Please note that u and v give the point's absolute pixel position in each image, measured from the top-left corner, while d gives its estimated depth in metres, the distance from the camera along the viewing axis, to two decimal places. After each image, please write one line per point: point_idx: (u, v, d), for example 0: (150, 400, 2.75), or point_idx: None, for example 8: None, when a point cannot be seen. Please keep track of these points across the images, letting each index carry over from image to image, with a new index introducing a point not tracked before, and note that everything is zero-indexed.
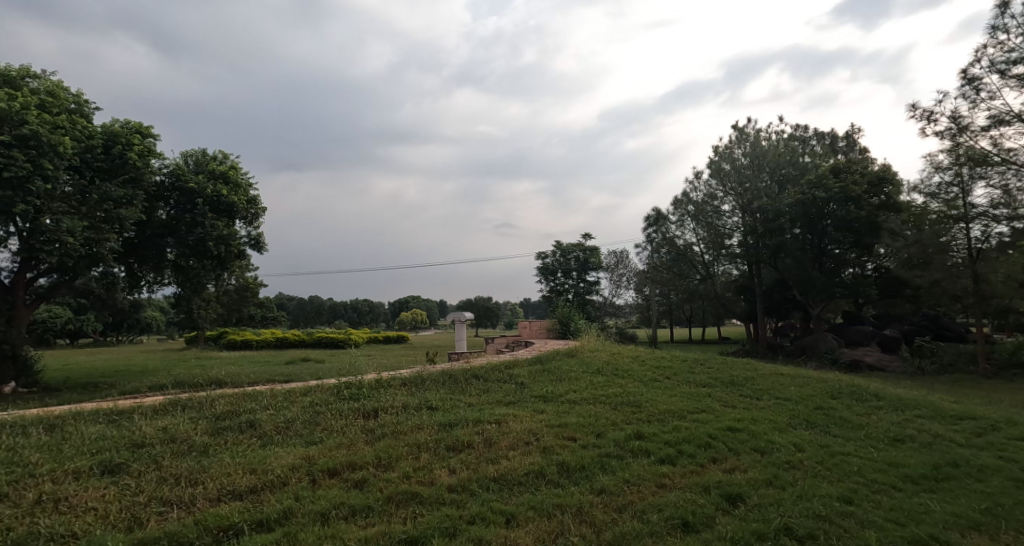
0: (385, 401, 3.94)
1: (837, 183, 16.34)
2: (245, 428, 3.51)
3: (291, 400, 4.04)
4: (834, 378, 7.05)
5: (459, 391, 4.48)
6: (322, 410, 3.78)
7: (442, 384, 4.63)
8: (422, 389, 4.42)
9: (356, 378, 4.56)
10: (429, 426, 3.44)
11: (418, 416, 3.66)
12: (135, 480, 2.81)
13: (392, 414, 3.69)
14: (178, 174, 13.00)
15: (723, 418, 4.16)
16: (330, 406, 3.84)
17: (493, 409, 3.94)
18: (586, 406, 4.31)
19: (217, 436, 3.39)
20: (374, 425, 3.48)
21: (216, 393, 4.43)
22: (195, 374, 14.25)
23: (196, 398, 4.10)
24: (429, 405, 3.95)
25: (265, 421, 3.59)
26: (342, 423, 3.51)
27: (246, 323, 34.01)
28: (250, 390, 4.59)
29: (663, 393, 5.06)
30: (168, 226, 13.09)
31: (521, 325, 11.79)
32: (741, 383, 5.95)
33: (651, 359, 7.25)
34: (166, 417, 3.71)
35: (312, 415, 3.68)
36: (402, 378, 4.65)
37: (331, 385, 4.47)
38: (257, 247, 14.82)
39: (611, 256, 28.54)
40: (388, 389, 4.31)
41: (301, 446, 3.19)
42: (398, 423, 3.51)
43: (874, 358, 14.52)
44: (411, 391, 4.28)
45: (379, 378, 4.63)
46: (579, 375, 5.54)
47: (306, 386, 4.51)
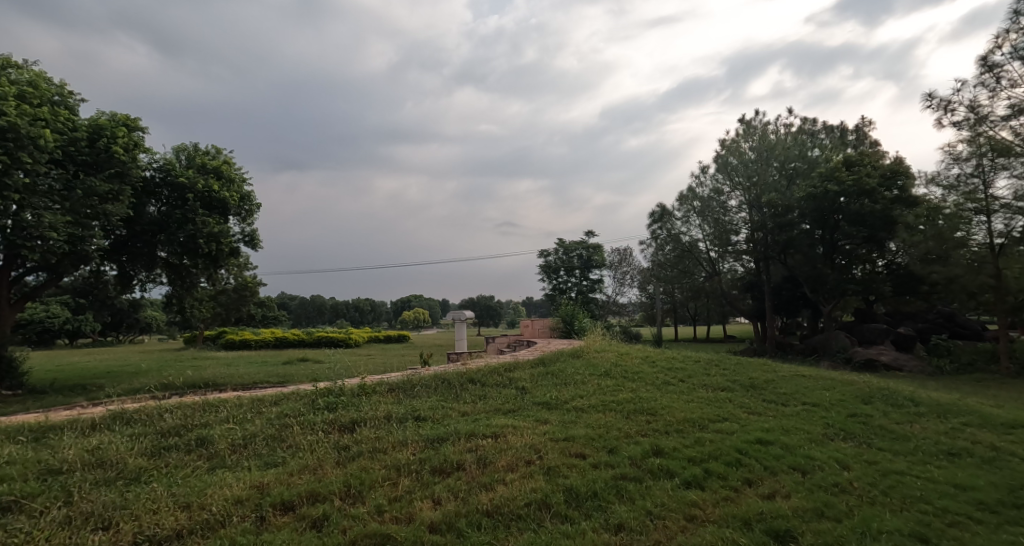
0: (363, 412, 3.47)
1: (850, 176, 15.80)
2: (193, 449, 3.06)
3: (255, 411, 3.59)
4: (858, 379, 6.57)
5: (452, 398, 4.01)
6: (289, 423, 3.32)
7: (433, 388, 4.17)
8: (410, 396, 3.95)
9: (337, 383, 4.10)
10: (412, 442, 2.98)
11: (402, 429, 3.20)
12: (31, 521, 2.35)
13: (370, 427, 3.22)
14: (168, 169, 12.56)
15: (751, 429, 3.68)
16: (299, 418, 3.39)
17: (489, 420, 3.47)
18: (595, 415, 3.84)
19: (156, 459, 2.94)
20: (346, 443, 3.02)
21: (175, 402, 3.98)
22: (189, 375, 13.85)
23: (145, 410, 3.64)
24: (417, 414, 3.49)
25: (219, 437, 3.14)
26: (309, 440, 3.06)
27: (246, 322, 33.68)
28: (215, 398, 4.14)
29: (680, 399, 4.57)
30: (158, 223, 12.62)
31: (524, 324, 11.32)
32: (763, 386, 5.47)
33: (661, 360, 6.77)
34: (104, 434, 3.26)
35: (275, 431, 3.23)
36: (388, 382, 4.18)
37: (306, 392, 4.00)
38: (252, 245, 14.40)
39: (614, 254, 28.01)
40: (369, 396, 3.85)
41: (254, 472, 2.74)
42: (376, 439, 3.05)
43: (890, 358, 14.06)
44: (396, 399, 3.82)
45: (362, 382, 4.17)
46: (586, 378, 5.07)
47: (278, 393, 4.06)
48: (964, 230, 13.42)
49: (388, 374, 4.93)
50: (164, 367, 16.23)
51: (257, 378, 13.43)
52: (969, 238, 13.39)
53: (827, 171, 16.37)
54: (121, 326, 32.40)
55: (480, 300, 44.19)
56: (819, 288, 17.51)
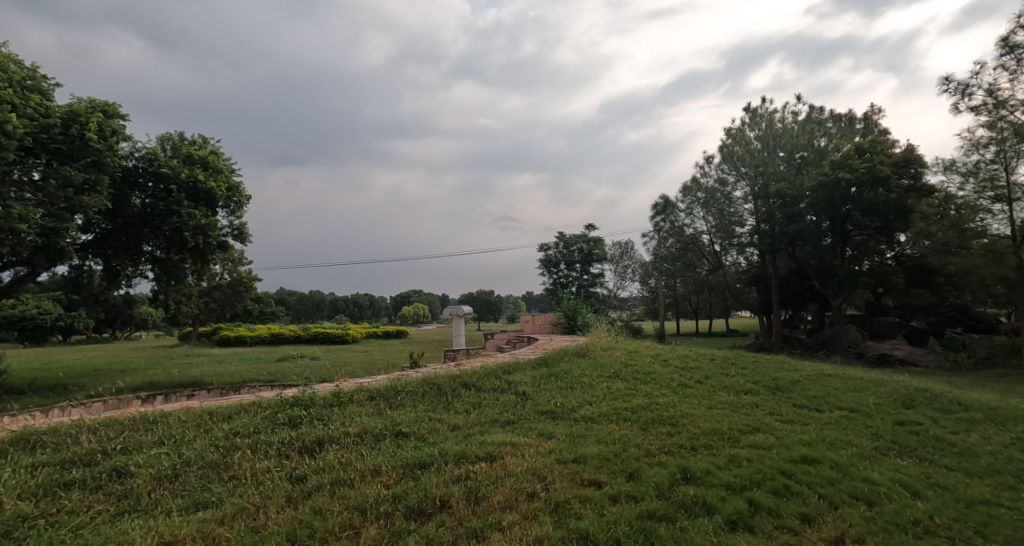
0: (331, 428, 2.96)
1: (863, 164, 15.21)
2: (107, 488, 2.56)
3: (201, 431, 3.08)
4: (890, 379, 6.03)
5: (441, 407, 3.47)
6: (233, 446, 2.83)
7: (419, 395, 3.63)
8: (393, 405, 3.42)
9: (307, 390, 3.57)
10: (386, 472, 2.47)
11: (377, 451, 2.69)
12: None
13: (337, 450, 2.71)
14: (151, 158, 11.96)
15: (791, 442, 3.16)
16: (250, 440, 2.88)
17: (484, 435, 2.94)
18: (608, 426, 3.33)
19: (50, 502, 2.48)
20: (306, 475, 2.52)
21: (115, 414, 3.50)
22: (176, 374, 13.32)
23: (67, 429, 3.11)
24: (397, 429, 2.98)
25: (140, 470, 2.68)
26: (255, 471, 2.58)
27: (242, 318, 33.11)
28: (164, 409, 3.64)
29: (701, 405, 4.05)
30: (142, 215, 11.93)
31: (524, 320, 10.77)
32: (789, 388, 4.94)
33: (675, 359, 6.24)
34: (6, 462, 2.79)
35: (219, 459, 2.73)
36: (366, 387, 3.63)
37: (268, 402, 3.47)
38: (241, 239, 13.84)
39: (615, 247, 27.42)
40: (342, 407, 3.31)
41: (170, 520, 2.29)
42: (343, 468, 2.55)
43: (905, 352, 13.61)
44: (375, 409, 3.29)
45: (337, 388, 3.64)
46: (595, 382, 4.54)
47: (236, 403, 3.55)
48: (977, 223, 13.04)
49: (370, 377, 4.41)
50: (153, 365, 15.71)
51: (247, 376, 12.94)
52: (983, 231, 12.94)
53: (839, 159, 15.81)
54: (115, 322, 31.87)
55: (480, 294, 43.70)
56: (829, 280, 16.98)
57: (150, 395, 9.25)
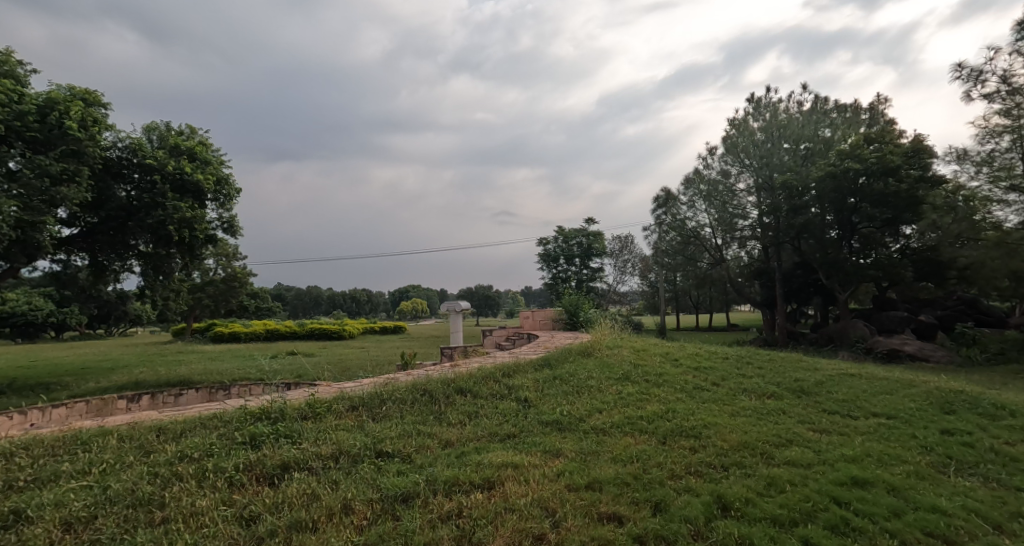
0: (299, 449, 2.56)
1: (873, 154, 14.77)
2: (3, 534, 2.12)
3: (143, 454, 2.66)
4: (917, 378, 5.65)
5: (431, 418, 3.06)
6: (174, 477, 2.41)
7: (407, 404, 3.21)
8: (377, 417, 3.01)
9: (276, 400, 3.15)
10: (358, 510, 2.08)
11: (351, 481, 2.29)
12: None
13: (300, 480, 2.31)
14: (135, 149, 11.38)
15: (833, 457, 2.76)
16: (198, 466, 2.47)
17: (480, 454, 2.55)
18: (623, 439, 2.92)
19: None
20: (260, 514, 2.12)
21: (50, 433, 3.06)
22: (166, 372, 12.92)
23: None
24: (377, 449, 2.58)
25: (55, 507, 2.24)
26: (198, 508, 2.17)
27: (238, 314, 32.62)
28: (111, 424, 3.20)
29: (723, 414, 3.65)
30: (127, 208, 11.35)
31: (523, 316, 10.32)
32: (814, 390, 4.54)
33: (686, 358, 5.84)
34: None
35: (157, 490, 2.33)
36: (345, 394, 3.22)
37: (229, 414, 3.05)
38: (231, 232, 13.38)
39: (615, 241, 26.96)
40: (313, 420, 2.91)
41: None
42: (307, 505, 2.15)
43: (915, 348, 13.31)
44: (352, 423, 2.88)
45: (312, 396, 3.22)
46: (604, 386, 4.13)
47: (192, 417, 3.11)
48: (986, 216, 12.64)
49: (355, 382, 4.00)
50: (144, 362, 15.28)
51: (240, 374, 12.57)
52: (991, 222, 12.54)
53: (847, 149, 15.35)
54: (109, 319, 31.37)
55: (478, 289, 43.31)
56: (836, 274, 16.61)
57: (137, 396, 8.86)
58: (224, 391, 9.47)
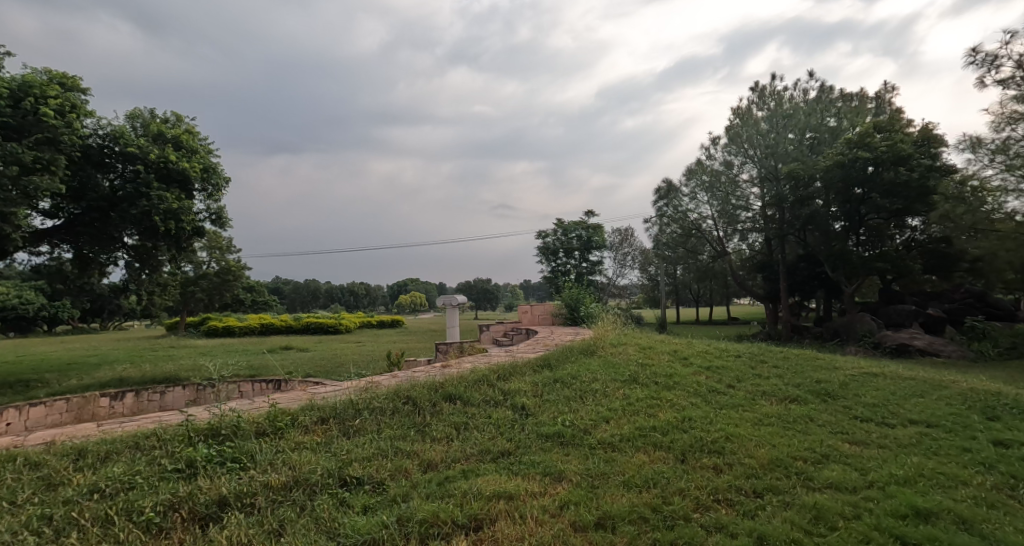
0: (244, 481, 2.17)
1: (883, 142, 14.31)
2: None
3: (48, 487, 2.26)
4: (944, 377, 5.26)
5: (412, 432, 2.65)
6: (81, 520, 2.01)
7: (384, 414, 2.81)
8: (348, 433, 2.61)
9: (229, 413, 2.74)
10: None
11: (304, 527, 1.91)
12: None
13: (240, 524, 1.92)
14: (116, 136, 10.78)
15: (881, 480, 2.36)
16: (115, 504, 2.08)
17: (464, 482, 2.16)
18: (635, 455, 2.53)
19: None
20: None
21: None
22: (154, 367, 12.49)
23: None
24: (341, 478, 2.20)
25: None
26: None
27: (234, 308, 32.13)
28: (35, 445, 2.78)
29: (745, 422, 3.24)
30: (110, 198, 10.81)
31: (521, 311, 9.90)
32: (840, 392, 4.15)
33: (696, 356, 5.44)
34: None
35: (58, 536, 1.94)
36: (311, 404, 2.83)
37: (171, 432, 2.64)
38: (219, 223, 12.91)
39: (615, 234, 26.19)
40: (269, 439, 2.52)
41: None
42: None
43: (925, 342, 12.97)
44: (315, 441, 2.49)
45: (273, 408, 2.81)
46: (610, 391, 3.73)
47: (127, 435, 2.69)
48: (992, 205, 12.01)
49: (332, 387, 3.60)
50: (133, 357, 14.88)
51: (231, 370, 12.20)
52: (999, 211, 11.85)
53: (857, 137, 14.86)
54: (102, 313, 30.87)
55: (477, 283, 42.97)
56: (842, 267, 16.23)
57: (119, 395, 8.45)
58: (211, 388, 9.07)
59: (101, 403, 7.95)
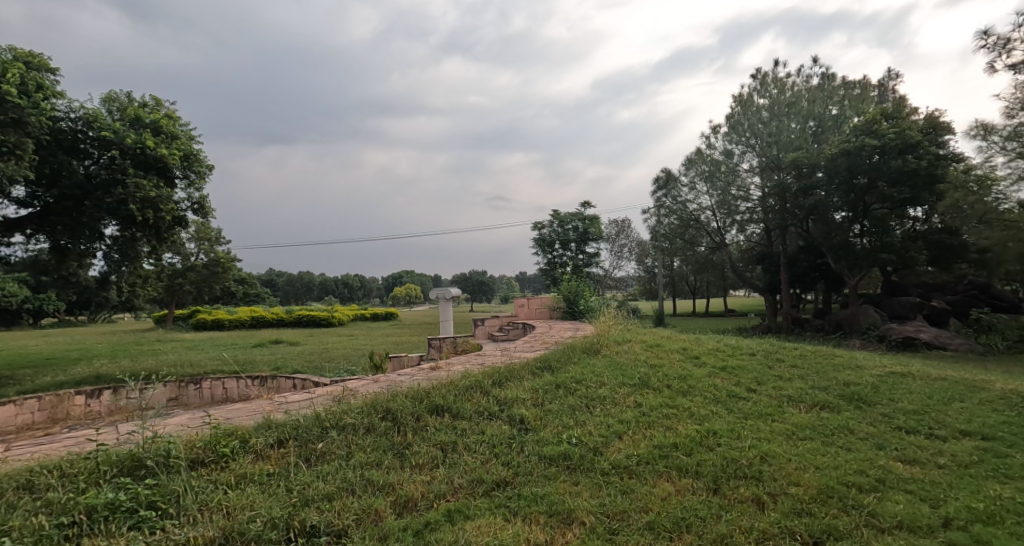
0: (167, 536, 1.80)
1: (891, 129, 13.84)
2: None
3: None
4: (973, 377, 4.91)
5: (386, 457, 2.26)
6: None
7: (352, 433, 2.39)
8: (309, 463, 2.22)
9: (161, 438, 2.31)
10: None
11: None
12: None
13: None
14: (90, 119, 10.14)
15: (958, 515, 1.98)
16: None
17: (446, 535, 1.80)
18: (657, 483, 2.14)
19: None
20: None
21: None
22: (135, 362, 12.00)
23: None
24: (288, 530, 1.84)
25: None
26: None
27: (224, 300, 31.52)
28: None
29: (777, 436, 2.82)
30: (84, 185, 10.22)
31: (517, 304, 9.46)
32: (874, 396, 3.74)
33: (708, 355, 5.03)
34: None
35: None
36: (267, 423, 2.43)
37: (85, 460, 2.22)
38: (202, 213, 12.36)
39: (612, 225, 25.70)
40: (206, 473, 2.13)
41: None
42: None
43: (931, 335, 12.66)
44: (263, 473, 2.11)
45: (217, 428, 2.40)
46: (620, 398, 3.29)
47: (30, 466, 2.25)
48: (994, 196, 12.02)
49: (300, 396, 3.16)
50: (116, 351, 14.38)
51: (216, 366, 11.74)
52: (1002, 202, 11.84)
53: (864, 124, 14.41)
54: (89, 306, 30.18)
55: (472, 275, 42.58)
56: (845, 258, 15.87)
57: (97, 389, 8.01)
58: (195, 384, 8.62)
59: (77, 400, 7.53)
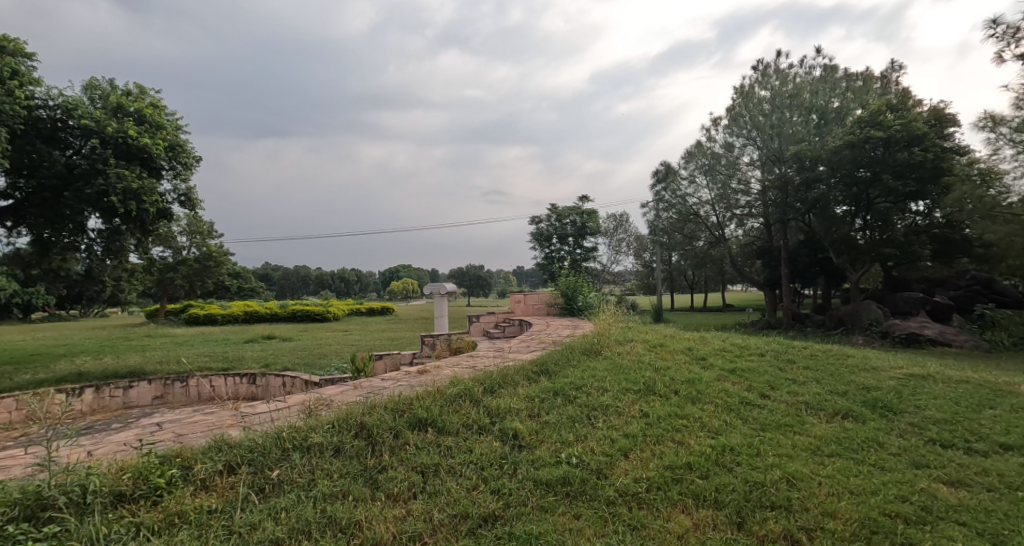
0: None
1: (897, 121, 13.51)
2: None
3: None
4: (994, 380, 4.64)
5: (353, 489, 2.03)
6: None
7: (312, 460, 2.17)
8: (260, 500, 2.00)
9: (91, 469, 2.08)
10: None
11: None
12: None
13: None
14: (70, 107, 9.74)
15: None
16: None
17: None
18: (671, 515, 1.93)
19: None
20: None
21: None
22: (122, 358, 11.64)
23: None
24: None
25: None
26: None
27: (218, 295, 31.13)
28: None
29: (800, 451, 2.52)
30: (65, 176, 9.84)
31: (514, 300, 9.14)
32: (901, 403, 3.44)
33: (715, 356, 4.74)
34: None
35: None
36: (217, 449, 2.20)
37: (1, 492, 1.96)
38: (188, 205, 12.00)
39: (610, 219, 25.37)
40: (133, 512, 1.92)
41: None
42: None
43: (936, 332, 12.40)
44: (201, 513, 1.90)
45: (156, 457, 2.16)
46: (624, 407, 3.00)
47: None
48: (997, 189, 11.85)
49: (270, 406, 2.91)
50: (104, 347, 14.02)
51: (204, 363, 11.40)
52: (1005, 196, 11.63)
53: (868, 116, 14.06)
54: (81, 300, 29.74)
55: (469, 269, 42.20)
56: (847, 252, 15.61)
57: (80, 387, 7.64)
58: (181, 381, 8.25)
59: (57, 400, 7.28)
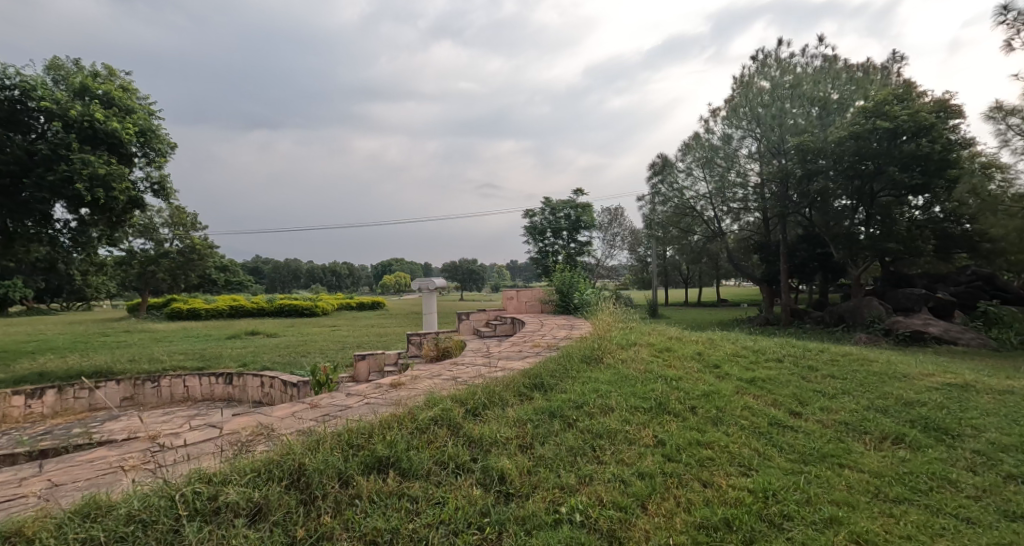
0: None
1: (903, 111, 13.01)
2: None
3: None
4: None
5: None
6: None
7: (218, 530, 1.67)
8: None
9: None
10: None
11: None
12: None
13: None
14: (27, 89, 8.54)
15: None
16: None
17: None
18: None
19: None
20: None
21: None
22: (91, 356, 10.96)
23: None
24: None
25: None
26: None
27: (205, 288, 30.33)
28: None
29: (858, 495, 2.03)
30: (23, 162, 8.57)
31: (505, 297, 8.58)
32: (955, 422, 2.95)
33: (728, 363, 4.24)
34: None
35: None
36: (105, 512, 1.71)
37: None
38: (162, 195, 11.33)
39: (605, 213, 24.84)
40: None
41: None
42: None
43: (941, 329, 12.04)
44: None
45: (20, 526, 1.66)
46: (635, 433, 2.48)
47: None
48: (1000, 182, 11.44)
49: (194, 435, 2.38)
50: (76, 343, 13.33)
51: (178, 361, 10.77)
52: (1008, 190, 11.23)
53: (874, 105, 13.58)
54: (62, 293, 28.85)
55: (462, 263, 41.62)
56: (847, 248, 15.19)
57: (39, 389, 6.90)
58: (152, 381, 7.53)
59: (14, 402, 6.62)
